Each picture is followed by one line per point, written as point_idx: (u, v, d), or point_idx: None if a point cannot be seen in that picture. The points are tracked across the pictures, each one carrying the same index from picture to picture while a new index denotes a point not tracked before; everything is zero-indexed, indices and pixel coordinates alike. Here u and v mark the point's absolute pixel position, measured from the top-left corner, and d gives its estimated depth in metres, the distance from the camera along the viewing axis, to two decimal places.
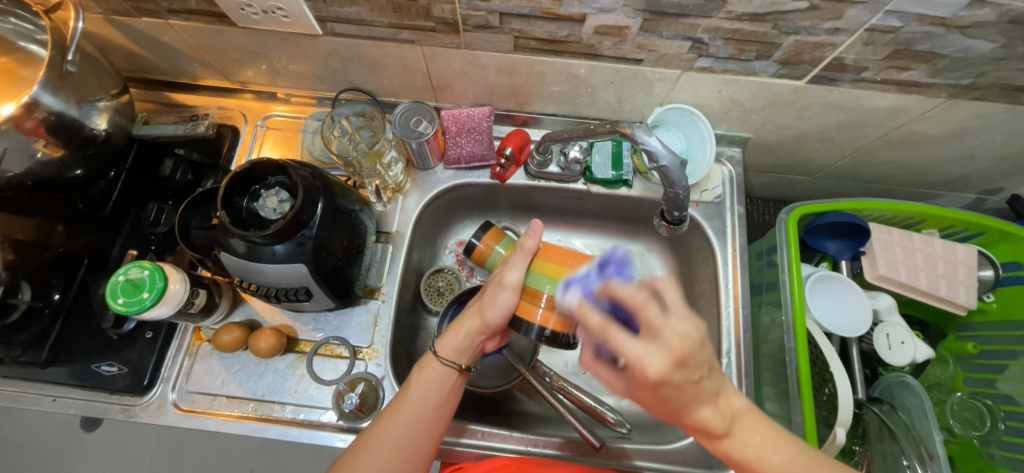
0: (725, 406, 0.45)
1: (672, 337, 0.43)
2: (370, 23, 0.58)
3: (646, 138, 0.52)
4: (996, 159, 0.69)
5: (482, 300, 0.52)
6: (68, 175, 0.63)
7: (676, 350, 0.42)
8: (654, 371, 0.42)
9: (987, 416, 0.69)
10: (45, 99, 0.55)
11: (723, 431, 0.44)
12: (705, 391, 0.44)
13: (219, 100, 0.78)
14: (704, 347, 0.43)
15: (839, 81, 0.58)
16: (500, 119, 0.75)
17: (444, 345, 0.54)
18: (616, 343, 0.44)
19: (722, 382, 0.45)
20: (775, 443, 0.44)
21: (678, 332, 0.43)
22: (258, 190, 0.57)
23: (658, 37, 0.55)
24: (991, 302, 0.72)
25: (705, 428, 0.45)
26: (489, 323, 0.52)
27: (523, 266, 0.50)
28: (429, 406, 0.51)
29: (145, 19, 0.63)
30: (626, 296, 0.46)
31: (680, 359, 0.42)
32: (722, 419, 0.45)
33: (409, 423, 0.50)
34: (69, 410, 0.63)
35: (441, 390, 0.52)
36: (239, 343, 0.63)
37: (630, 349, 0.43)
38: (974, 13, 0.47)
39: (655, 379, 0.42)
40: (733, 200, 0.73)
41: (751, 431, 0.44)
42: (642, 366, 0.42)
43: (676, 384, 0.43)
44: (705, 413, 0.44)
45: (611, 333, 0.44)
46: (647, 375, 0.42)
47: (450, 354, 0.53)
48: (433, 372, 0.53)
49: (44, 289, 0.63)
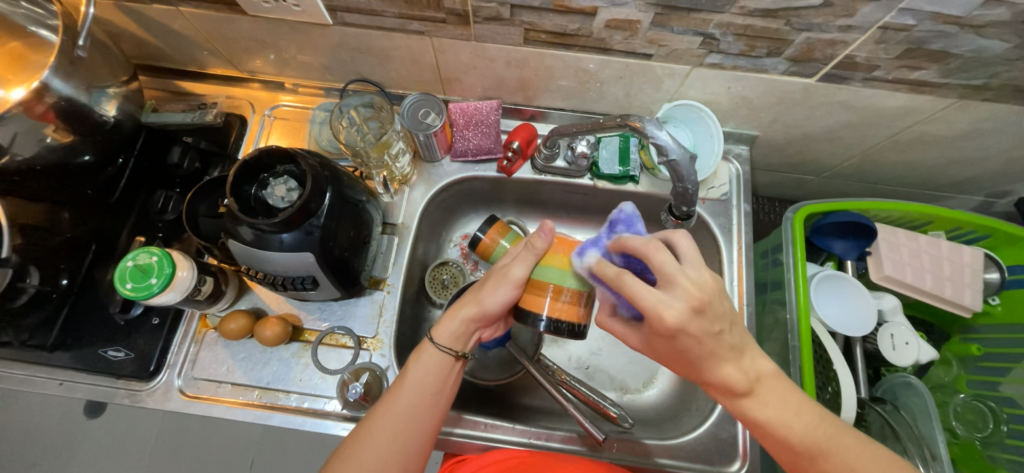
0: (749, 366, 0.44)
1: (689, 284, 0.41)
2: (380, 14, 0.58)
3: (655, 132, 0.52)
4: (1005, 161, 0.69)
5: (483, 290, 0.52)
6: (76, 160, 0.62)
7: (694, 297, 0.41)
8: (671, 320, 0.41)
9: (989, 419, 0.69)
10: (55, 84, 0.55)
11: (745, 389, 0.44)
12: (725, 347, 0.43)
13: (227, 89, 0.78)
14: (725, 301, 0.43)
15: (850, 80, 0.58)
16: (508, 113, 0.75)
17: (440, 331, 0.53)
18: (633, 289, 0.42)
19: (744, 340, 0.45)
20: (796, 405, 0.44)
21: (699, 279, 0.42)
22: (266, 178, 0.57)
23: (669, 31, 0.54)
24: (996, 305, 0.71)
25: (727, 386, 0.44)
26: (488, 311, 0.52)
27: (530, 263, 0.50)
28: (427, 393, 0.52)
29: (155, 6, 0.63)
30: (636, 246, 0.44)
31: (698, 306, 0.41)
32: (745, 377, 0.44)
33: (407, 410, 0.50)
34: (76, 394, 0.64)
35: (439, 376, 0.53)
36: (245, 331, 0.64)
37: (646, 296, 0.42)
38: (989, 12, 0.46)
39: (672, 328, 0.41)
40: (739, 198, 0.73)
41: (774, 392, 0.44)
42: (659, 313, 0.41)
43: (694, 335, 0.42)
44: (728, 370, 0.44)
45: (626, 280, 0.43)
46: (663, 324, 0.42)
47: (446, 341, 0.53)
48: (429, 359, 0.53)
49: (52, 274, 0.63)
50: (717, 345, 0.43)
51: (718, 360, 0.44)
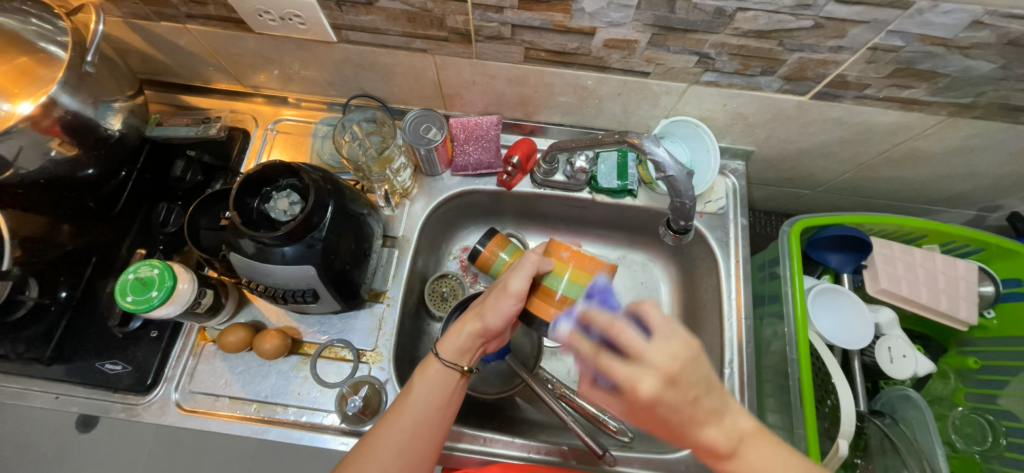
0: (732, 426, 0.41)
1: (659, 359, 0.39)
2: (384, 32, 0.60)
3: (653, 148, 0.53)
4: (995, 177, 0.70)
5: (484, 306, 0.53)
6: (80, 174, 0.63)
7: (666, 370, 0.39)
8: (646, 394, 0.38)
9: (988, 432, 0.69)
10: (63, 99, 0.56)
11: (729, 452, 0.40)
12: (704, 411, 0.40)
13: (230, 103, 0.79)
14: (700, 366, 0.39)
15: (842, 98, 0.59)
16: (508, 128, 0.76)
17: (444, 346, 0.54)
18: (606, 368, 0.41)
19: (725, 399, 0.41)
20: (784, 463, 0.40)
21: (660, 356, 0.39)
22: (269, 192, 0.58)
23: (666, 51, 0.56)
24: (991, 318, 0.72)
25: (710, 449, 0.41)
26: (490, 326, 0.52)
27: (528, 275, 0.49)
28: (433, 409, 0.52)
29: (163, 23, 0.64)
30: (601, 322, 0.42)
31: (671, 378, 0.38)
32: (727, 438, 0.40)
33: (412, 425, 0.50)
34: (71, 408, 0.63)
35: (444, 391, 0.53)
36: (244, 344, 0.64)
37: (617, 372, 0.40)
38: (974, 34, 0.48)
39: (649, 400, 0.39)
40: (736, 212, 0.74)
41: (760, 452, 0.40)
42: (633, 387, 0.39)
43: (672, 404, 0.39)
44: (709, 433, 0.40)
45: (601, 357, 0.41)
46: (639, 397, 0.39)
47: (451, 356, 0.53)
48: (435, 374, 0.53)
49: (51, 286, 0.63)
50: (698, 408, 0.39)
51: (691, 430, 0.40)
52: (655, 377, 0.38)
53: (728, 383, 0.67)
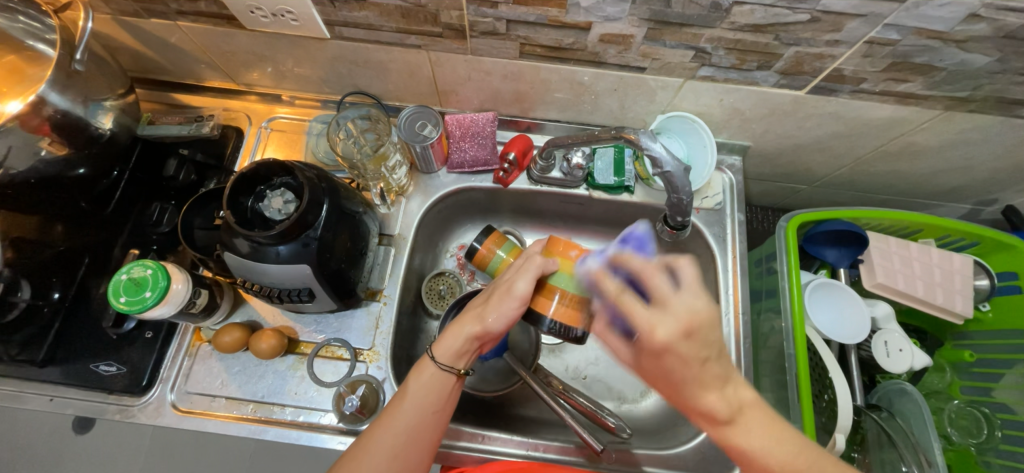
0: (733, 395, 0.43)
1: (682, 309, 0.42)
2: (378, 28, 0.59)
3: (650, 144, 0.52)
4: (991, 170, 0.71)
5: (485, 308, 0.52)
6: (72, 173, 0.62)
7: (685, 321, 0.42)
8: (661, 335, 0.42)
9: (983, 424, 0.69)
10: (52, 98, 0.55)
11: (728, 418, 0.42)
12: (711, 374, 0.42)
13: (224, 102, 0.79)
14: (715, 328, 0.42)
15: (838, 92, 0.59)
16: (504, 124, 0.76)
17: (442, 349, 0.53)
18: (629, 307, 0.44)
19: (731, 367, 0.43)
20: (778, 433, 0.42)
21: (681, 307, 0.42)
22: (263, 191, 0.57)
23: (662, 45, 0.56)
24: (987, 311, 0.73)
25: (709, 413, 0.43)
26: (491, 328, 0.52)
27: (534, 277, 0.50)
28: (429, 412, 0.51)
29: (153, 20, 0.64)
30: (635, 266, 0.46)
31: (688, 330, 0.41)
32: (729, 405, 0.42)
33: (407, 428, 0.50)
34: (66, 410, 0.63)
35: (438, 394, 0.52)
36: (240, 344, 0.63)
37: (637, 311, 0.43)
38: (970, 27, 0.47)
39: (661, 343, 0.42)
40: (733, 207, 0.74)
41: (758, 422, 0.42)
42: (649, 328, 0.42)
43: (683, 355, 0.42)
44: (710, 399, 0.42)
45: (625, 298, 0.44)
46: (653, 338, 0.42)
47: (447, 359, 0.53)
48: (429, 378, 0.52)
49: (43, 287, 0.63)
50: (703, 371, 0.42)
51: (694, 389, 0.43)
52: (674, 323, 0.41)
53: None
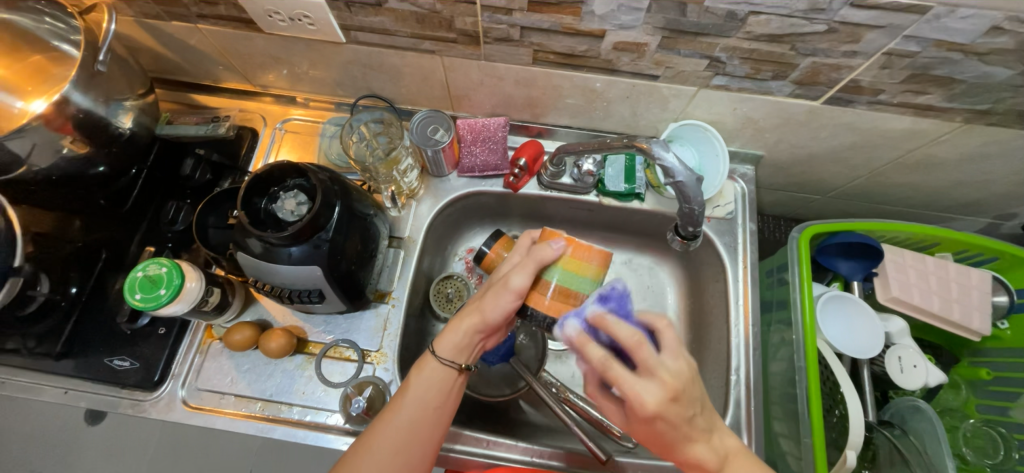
0: (719, 444, 0.45)
1: (667, 375, 0.42)
2: (393, 33, 0.60)
3: (662, 154, 0.52)
4: (1011, 185, 0.69)
5: (483, 302, 0.51)
6: (92, 171, 0.64)
7: (669, 387, 0.42)
8: (651, 406, 0.41)
9: (1000, 444, 0.68)
10: (75, 97, 0.56)
11: (717, 467, 0.44)
12: (698, 429, 0.43)
13: (240, 102, 0.80)
14: (696, 385, 0.44)
15: (855, 103, 0.58)
16: (515, 129, 0.76)
17: (442, 344, 0.53)
18: (617, 379, 0.43)
19: (713, 418, 0.45)
20: None
21: (662, 377, 0.42)
22: (277, 192, 0.58)
23: (676, 54, 0.55)
24: (1005, 329, 0.71)
25: (699, 464, 0.44)
26: (490, 321, 0.51)
27: (532, 272, 0.47)
28: (431, 408, 0.52)
29: (174, 22, 0.65)
30: (623, 336, 0.43)
31: (673, 396, 0.42)
32: (716, 455, 0.44)
33: (409, 425, 0.50)
34: (79, 403, 0.64)
35: (441, 390, 0.52)
36: (250, 343, 0.64)
37: (621, 387, 0.42)
38: (993, 40, 0.47)
39: (651, 412, 0.42)
40: (744, 217, 0.73)
41: (745, 470, 0.44)
42: (637, 399, 0.42)
43: (672, 420, 0.42)
44: (698, 450, 0.44)
45: (613, 368, 0.43)
46: (642, 408, 0.42)
47: (449, 354, 0.53)
48: (432, 373, 0.53)
49: (62, 282, 0.64)
50: (688, 432, 0.43)
51: (684, 447, 0.44)
52: (662, 390, 0.41)
53: (734, 390, 0.66)
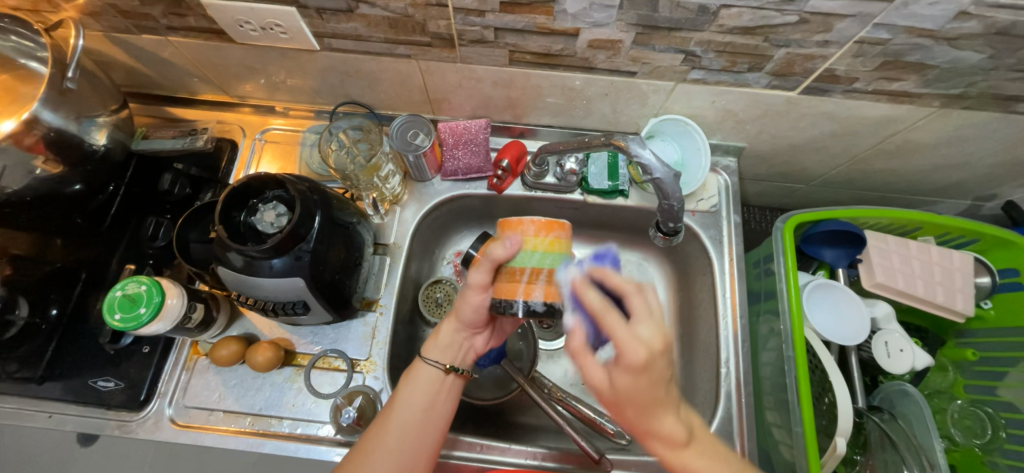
0: (686, 417, 0.43)
1: (659, 325, 0.41)
2: (367, 39, 0.59)
3: (639, 151, 0.52)
4: (989, 166, 0.70)
5: (455, 304, 0.54)
6: (68, 189, 0.63)
7: (662, 340, 0.41)
8: (645, 353, 0.39)
9: (988, 424, 0.69)
10: (45, 116, 0.55)
11: (686, 440, 0.42)
12: (670, 396, 0.42)
13: (218, 114, 0.79)
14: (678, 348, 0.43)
15: (831, 92, 0.59)
16: (497, 131, 0.76)
17: (428, 346, 0.55)
18: (610, 323, 0.41)
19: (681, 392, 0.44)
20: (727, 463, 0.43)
21: (655, 326, 0.41)
22: (256, 204, 0.57)
23: (651, 50, 0.55)
24: (989, 309, 0.72)
25: (668, 436, 0.42)
26: (466, 318, 0.54)
27: (488, 269, 0.48)
28: (420, 411, 0.52)
29: (145, 36, 0.64)
30: (618, 282, 0.44)
31: (664, 347, 0.40)
32: (686, 428, 0.42)
33: (398, 428, 0.50)
34: (65, 426, 0.63)
35: (431, 392, 0.53)
36: (236, 357, 0.63)
37: (618, 332, 0.40)
38: (961, 25, 0.47)
39: (641, 363, 0.39)
40: (729, 209, 0.73)
41: (709, 447, 0.43)
42: (629, 345, 0.40)
43: (656, 375, 0.40)
44: (670, 420, 0.42)
45: (610, 313, 0.41)
46: (634, 355, 0.39)
47: (436, 354, 0.54)
48: (423, 374, 0.53)
49: (41, 305, 0.63)
50: (661, 401, 0.41)
51: (654, 423, 0.42)
52: (655, 337, 0.40)
53: (725, 382, 0.67)
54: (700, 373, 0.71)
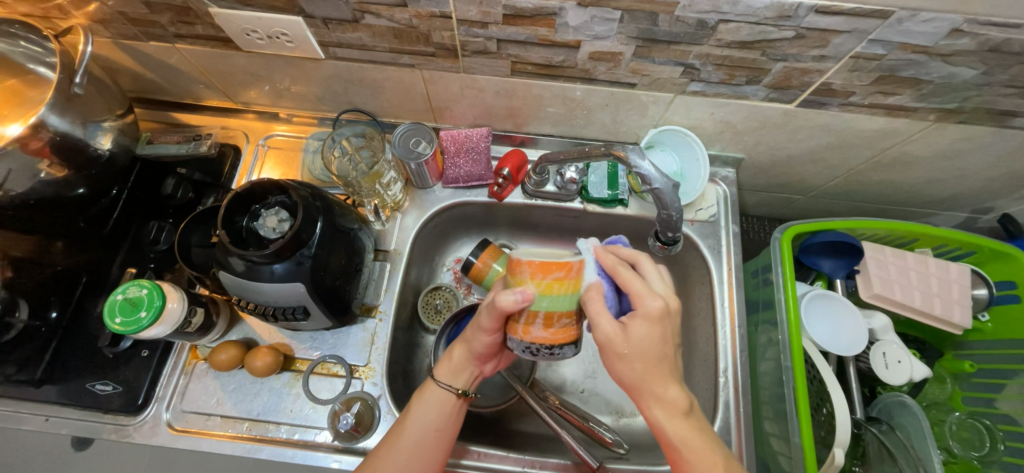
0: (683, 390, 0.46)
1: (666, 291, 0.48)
2: (372, 48, 0.60)
3: (639, 162, 0.53)
4: (985, 179, 0.71)
5: (466, 335, 0.54)
6: (71, 193, 0.63)
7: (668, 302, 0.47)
8: (659, 305, 0.45)
9: (985, 436, 0.68)
10: (52, 120, 0.56)
11: (686, 404, 0.45)
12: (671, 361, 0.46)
13: (222, 120, 0.80)
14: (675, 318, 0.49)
15: (828, 105, 0.60)
16: (498, 139, 0.77)
17: (440, 370, 0.55)
18: (625, 279, 0.46)
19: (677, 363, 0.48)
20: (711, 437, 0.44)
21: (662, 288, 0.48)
22: (258, 209, 0.58)
23: (651, 62, 0.56)
24: (986, 321, 0.72)
25: (672, 402, 0.44)
26: (476, 350, 0.54)
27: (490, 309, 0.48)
28: (430, 430, 0.52)
29: (152, 42, 0.65)
30: (626, 254, 0.50)
31: (670, 309, 0.46)
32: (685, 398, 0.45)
33: (409, 447, 0.50)
34: (61, 429, 0.63)
35: (440, 413, 0.53)
36: (236, 362, 0.63)
37: (635, 285, 0.46)
38: (955, 42, 0.48)
39: (660, 314, 0.45)
40: (727, 219, 0.74)
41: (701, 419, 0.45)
42: (646, 299, 0.45)
43: (666, 333, 0.45)
44: (672, 387, 0.45)
45: (622, 271, 0.46)
46: (653, 307, 0.45)
47: (447, 378, 0.54)
48: (432, 398, 0.53)
49: (41, 307, 0.63)
50: (663, 362, 0.45)
51: (651, 396, 0.45)
52: (664, 293, 0.47)
53: (723, 392, 0.67)
54: (698, 383, 0.71)
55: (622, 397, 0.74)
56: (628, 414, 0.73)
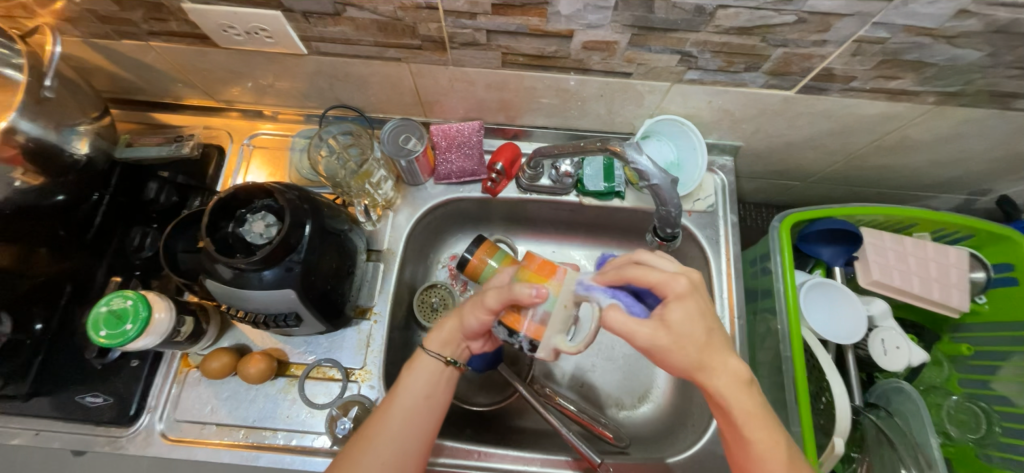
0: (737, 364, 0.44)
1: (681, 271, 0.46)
2: (356, 42, 0.57)
3: (636, 157, 0.51)
4: (985, 162, 0.70)
5: (461, 308, 0.53)
6: (49, 201, 0.60)
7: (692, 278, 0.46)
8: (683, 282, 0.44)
9: (982, 419, 0.69)
10: (22, 125, 0.53)
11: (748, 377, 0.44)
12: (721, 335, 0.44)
13: (204, 119, 0.77)
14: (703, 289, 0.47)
15: (828, 91, 0.58)
16: (490, 132, 0.75)
17: (430, 340, 0.54)
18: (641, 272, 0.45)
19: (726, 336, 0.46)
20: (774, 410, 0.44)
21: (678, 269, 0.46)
22: (243, 214, 0.56)
23: (647, 51, 0.54)
24: (983, 303, 0.72)
25: (735, 376, 0.43)
26: (468, 328, 0.52)
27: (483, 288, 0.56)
28: (421, 398, 0.51)
29: (125, 41, 0.62)
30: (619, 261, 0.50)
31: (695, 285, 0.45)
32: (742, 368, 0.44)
33: (401, 415, 0.50)
34: (52, 443, 0.62)
35: (431, 382, 0.52)
36: (228, 369, 0.62)
37: (652, 276, 0.45)
38: (961, 23, 0.46)
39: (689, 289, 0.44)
40: (726, 209, 0.73)
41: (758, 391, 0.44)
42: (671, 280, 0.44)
43: (701, 306, 0.44)
44: (732, 359, 0.44)
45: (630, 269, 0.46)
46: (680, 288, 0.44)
47: (437, 347, 0.53)
48: (422, 366, 0.52)
49: (25, 319, 0.60)
50: (714, 338, 0.44)
51: (710, 375, 0.43)
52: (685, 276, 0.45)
53: None
54: None
55: (622, 390, 0.73)
56: (628, 407, 0.73)
